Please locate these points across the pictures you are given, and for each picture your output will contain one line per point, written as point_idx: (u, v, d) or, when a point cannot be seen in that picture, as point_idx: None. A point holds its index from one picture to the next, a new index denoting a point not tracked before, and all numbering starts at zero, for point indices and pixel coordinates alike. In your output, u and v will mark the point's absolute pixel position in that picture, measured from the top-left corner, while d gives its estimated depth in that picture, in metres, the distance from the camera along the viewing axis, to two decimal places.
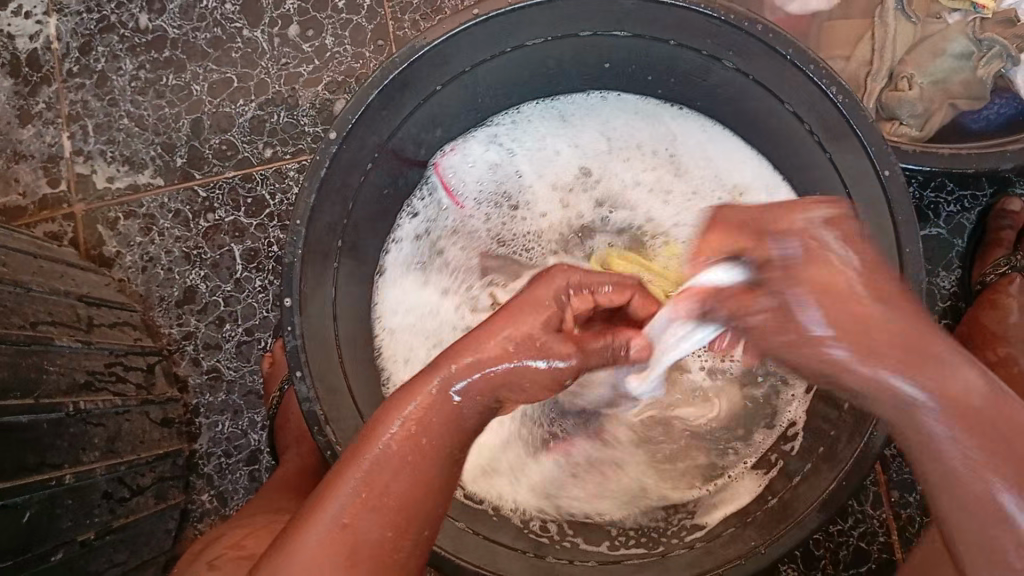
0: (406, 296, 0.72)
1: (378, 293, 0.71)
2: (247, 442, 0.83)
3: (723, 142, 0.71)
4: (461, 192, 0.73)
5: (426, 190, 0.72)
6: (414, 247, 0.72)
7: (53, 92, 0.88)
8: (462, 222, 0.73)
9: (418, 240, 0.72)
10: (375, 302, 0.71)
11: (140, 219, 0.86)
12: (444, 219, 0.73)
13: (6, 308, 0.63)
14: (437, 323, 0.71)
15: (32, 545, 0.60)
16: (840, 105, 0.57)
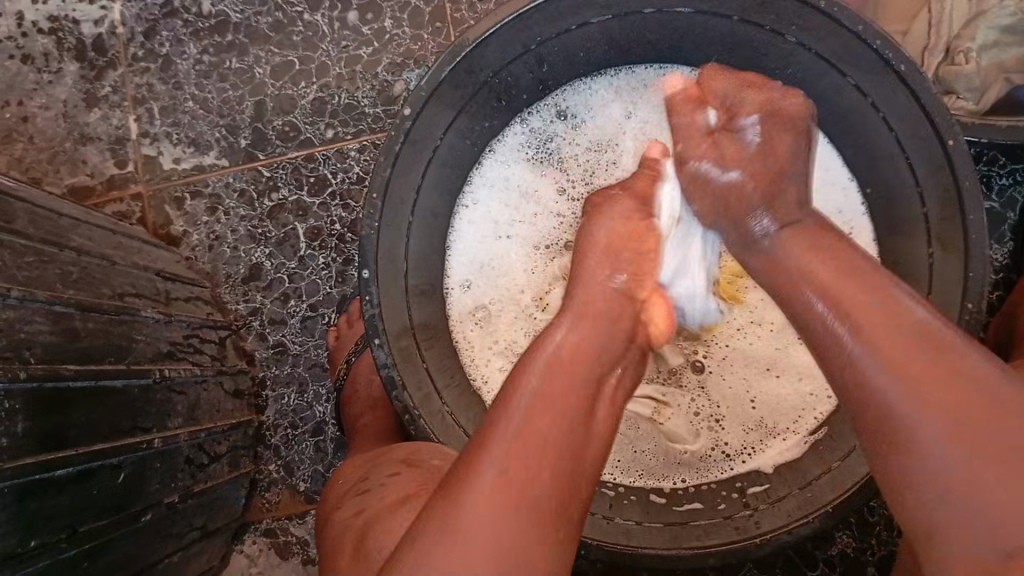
0: (488, 214, 0.76)
1: (466, 195, 0.75)
2: (312, 414, 0.86)
3: (818, 155, 0.71)
4: (580, 126, 0.76)
5: (548, 115, 0.75)
6: (512, 165, 0.76)
7: (119, 76, 0.91)
8: (562, 168, 0.76)
9: (521, 164, 0.76)
10: (459, 206, 0.75)
11: (206, 199, 0.89)
12: (550, 158, 0.76)
13: (97, 280, 0.66)
14: (498, 262, 0.75)
15: (126, 506, 0.62)
16: (902, 74, 0.57)
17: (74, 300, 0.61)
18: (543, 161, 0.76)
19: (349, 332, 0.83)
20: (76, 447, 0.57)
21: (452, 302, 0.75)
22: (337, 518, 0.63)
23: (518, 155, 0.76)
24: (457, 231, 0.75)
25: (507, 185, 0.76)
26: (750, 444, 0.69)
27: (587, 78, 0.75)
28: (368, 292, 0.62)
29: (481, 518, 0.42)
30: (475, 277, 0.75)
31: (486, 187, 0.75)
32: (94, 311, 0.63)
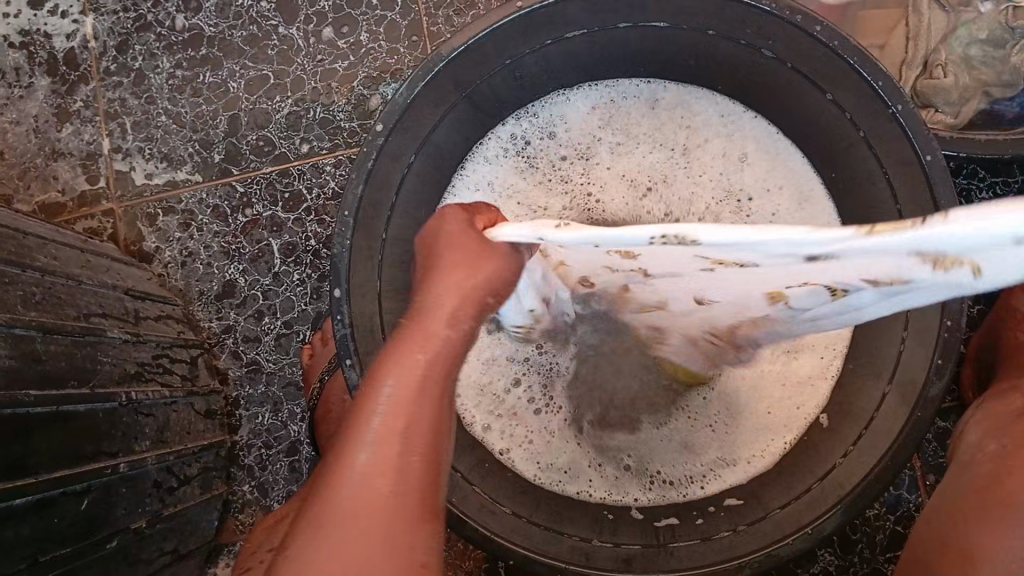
0: None
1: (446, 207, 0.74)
2: (287, 433, 0.84)
3: (791, 177, 0.72)
4: (560, 137, 0.75)
5: (530, 125, 0.74)
6: (490, 177, 0.74)
7: (91, 91, 0.90)
8: (542, 171, 0.74)
9: (502, 175, 0.75)
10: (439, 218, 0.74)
11: (179, 214, 0.88)
12: (530, 165, 0.74)
13: (61, 301, 0.64)
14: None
15: (91, 532, 0.61)
16: (878, 87, 0.56)
17: (36, 321, 0.59)
18: (523, 164, 0.75)
19: (323, 350, 0.81)
20: (37, 474, 0.55)
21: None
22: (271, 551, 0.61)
23: (495, 159, 0.75)
24: None
25: (484, 186, 0.74)
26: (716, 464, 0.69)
27: (565, 90, 0.74)
28: (339, 311, 0.61)
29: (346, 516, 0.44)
30: None
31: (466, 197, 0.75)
32: (57, 333, 0.61)
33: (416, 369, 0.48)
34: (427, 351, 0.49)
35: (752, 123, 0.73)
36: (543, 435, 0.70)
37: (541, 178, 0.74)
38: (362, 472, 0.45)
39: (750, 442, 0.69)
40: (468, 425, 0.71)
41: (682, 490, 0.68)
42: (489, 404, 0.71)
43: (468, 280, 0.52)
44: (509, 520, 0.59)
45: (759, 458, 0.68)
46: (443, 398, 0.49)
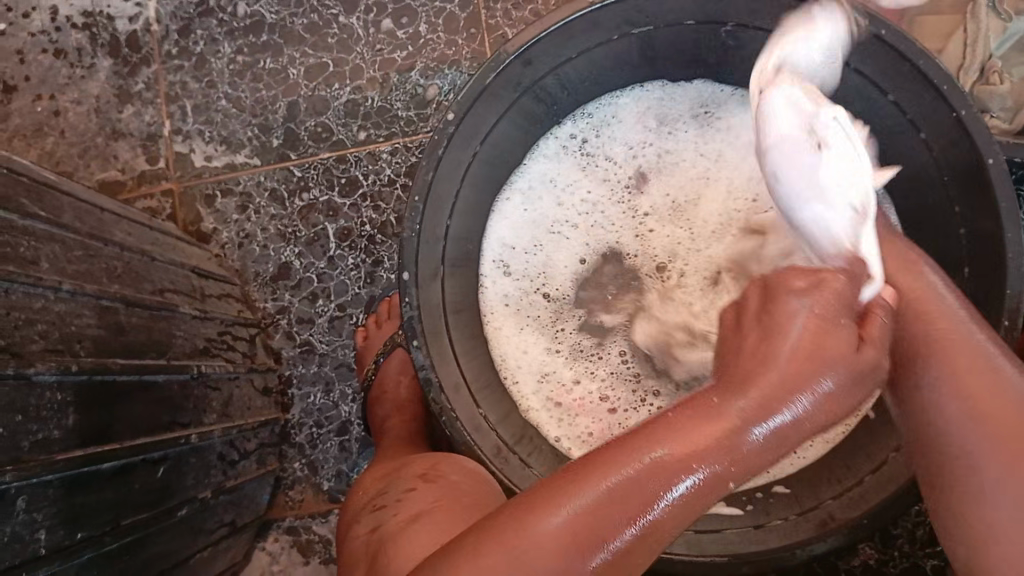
0: (521, 218, 0.76)
1: (500, 203, 0.75)
2: (338, 413, 0.86)
3: None
4: (613, 139, 0.76)
5: (586, 125, 0.76)
6: (545, 174, 0.76)
7: (152, 73, 0.92)
8: (597, 170, 0.76)
9: (558, 173, 0.76)
10: (494, 213, 0.75)
11: (237, 197, 0.90)
12: (586, 164, 0.76)
13: (139, 275, 0.66)
14: (531, 261, 0.76)
15: (163, 500, 0.62)
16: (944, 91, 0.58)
17: (120, 294, 0.61)
18: (583, 162, 0.76)
19: (378, 333, 0.83)
20: (120, 441, 0.57)
21: (483, 299, 0.75)
22: (355, 536, 0.61)
23: (551, 158, 0.76)
24: (490, 232, 0.75)
25: (541, 185, 0.76)
26: None
27: (620, 89, 0.75)
28: (407, 294, 0.63)
29: (533, 550, 0.41)
30: (512, 276, 0.75)
31: (521, 195, 0.76)
32: (138, 306, 0.63)
33: (636, 464, 0.42)
34: (703, 427, 0.43)
35: None
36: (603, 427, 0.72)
37: (597, 179, 0.76)
38: (556, 506, 0.42)
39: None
40: (524, 410, 0.72)
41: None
42: (547, 394, 0.73)
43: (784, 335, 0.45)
44: None
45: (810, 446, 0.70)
46: (683, 501, 0.42)
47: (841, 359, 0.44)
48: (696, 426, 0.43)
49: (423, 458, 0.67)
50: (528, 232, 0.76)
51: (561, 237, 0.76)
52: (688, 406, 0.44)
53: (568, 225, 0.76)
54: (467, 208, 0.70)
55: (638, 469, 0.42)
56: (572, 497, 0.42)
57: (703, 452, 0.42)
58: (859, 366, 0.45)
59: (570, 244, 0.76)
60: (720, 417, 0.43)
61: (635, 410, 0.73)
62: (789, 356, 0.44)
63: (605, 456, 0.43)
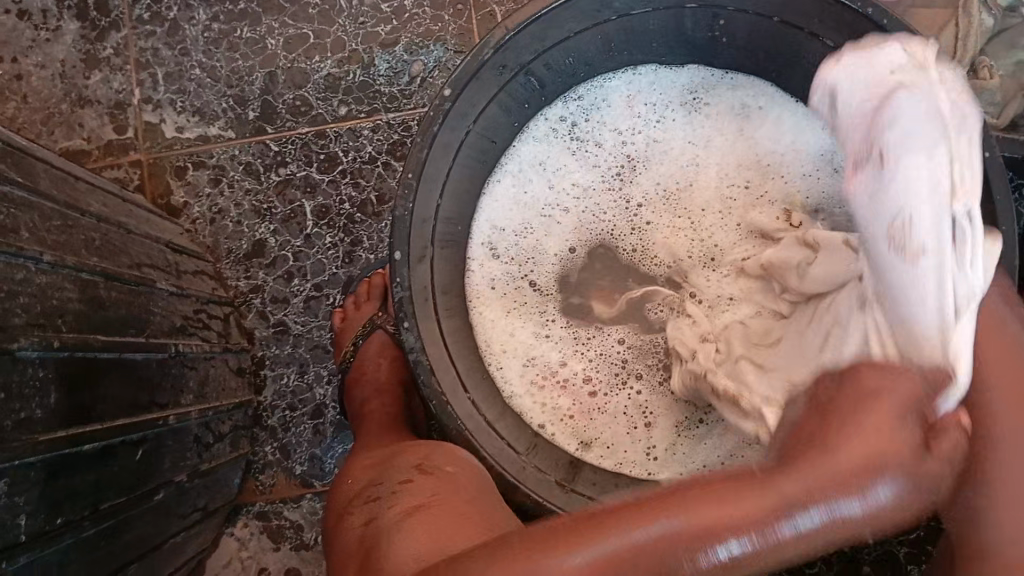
0: (510, 202, 0.74)
1: (488, 186, 0.74)
2: (312, 396, 0.84)
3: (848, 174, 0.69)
4: (602, 123, 0.74)
5: (576, 109, 0.74)
6: (535, 158, 0.74)
7: (122, 38, 0.88)
8: (587, 155, 0.74)
9: (547, 157, 0.74)
10: (483, 196, 0.74)
11: (209, 170, 0.86)
12: (576, 149, 0.74)
13: (116, 249, 0.63)
14: (519, 246, 0.74)
15: (140, 484, 0.60)
16: None
17: (100, 267, 0.58)
18: (573, 148, 0.74)
19: (358, 315, 0.81)
20: (101, 421, 0.54)
21: (470, 284, 0.73)
22: (348, 529, 0.60)
23: (539, 141, 0.75)
24: (479, 217, 0.74)
25: (530, 170, 0.74)
26: None
27: (610, 73, 0.74)
28: (399, 274, 0.61)
29: None
30: (499, 261, 0.74)
31: (511, 177, 0.74)
32: (117, 280, 0.60)
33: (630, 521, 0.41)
34: (740, 506, 0.37)
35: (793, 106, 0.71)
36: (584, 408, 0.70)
37: (586, 164, 0.74)
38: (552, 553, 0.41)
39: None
40: (510, 396, 0.71)
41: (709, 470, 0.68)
42: (531, 374, 0.72)
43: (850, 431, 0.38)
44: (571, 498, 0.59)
45: None
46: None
47: (875, 445, 0.40)
48: (729, 503, 0.38)
49: (415, 447, 0.66)
50: (516, 216, 0.74)
51: (546, 225, 0.74)
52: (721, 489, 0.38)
53: (556, 212, 0.74)
54: (458, 188, 0.68)
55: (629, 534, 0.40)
56: (564, 546, 0.41)
57: (725, 529, 0.37)
58: (920, 476, 0.37)
59: (556, 232, 0.74)
60: (768, 503, 0.37)
61: (616, 394, 0.71)
62: (837, 451, 0.38)
63: (604, 515, 0.42)
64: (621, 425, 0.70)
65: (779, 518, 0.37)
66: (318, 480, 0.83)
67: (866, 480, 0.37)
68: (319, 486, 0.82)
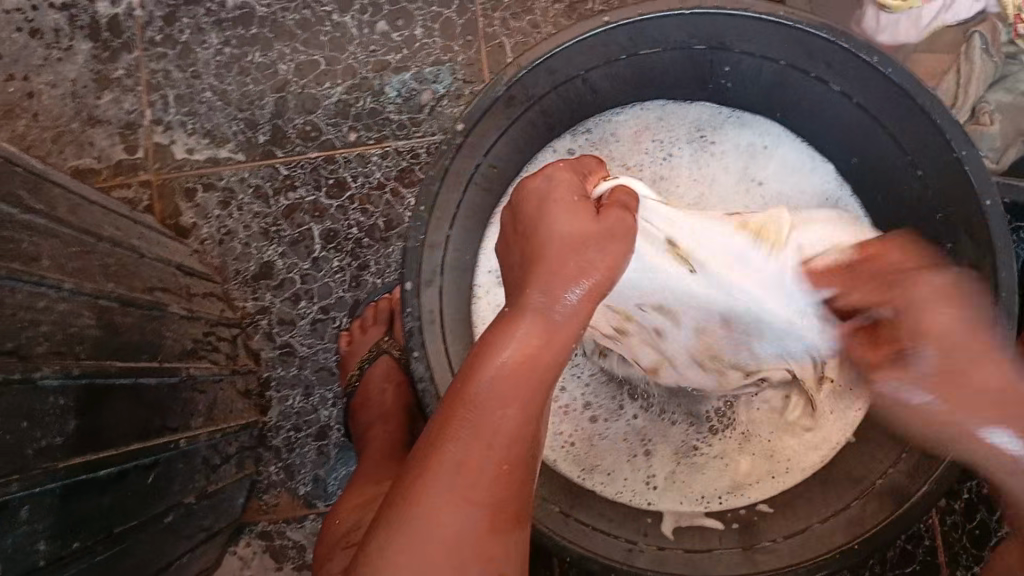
0: None
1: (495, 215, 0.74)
2: (317, 418, 0.85)
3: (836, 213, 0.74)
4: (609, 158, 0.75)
5: (585, 142, 0.75)
6: None
7: (133, 60, 0.89)
8: None
9: None
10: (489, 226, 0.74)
11: (219, 192, 0.87)
12: None
13: (131, 274, 0.64)
14: None
15: (152, 506, 0.61)
16: (941, 125, 0.57)
17: (117, 295, 0.59)
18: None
19: (363, 339, 0.82)
20: (117, 446, 0.55)
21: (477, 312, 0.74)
22: (331, 568, 0.61)
23: None
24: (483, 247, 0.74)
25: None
26: (756, 468, 0.70)
27: (619, 108, 0.75)
28: (409, 304, 0.62)
29: (432, 514, 0.41)
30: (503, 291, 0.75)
31: None
32: (132, 306, 0.61)
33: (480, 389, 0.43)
34: (512, 344, 0.43)
35: (793, 143, 0.74)
36: (583, 437, 0.71)
37: None
38: (437, 466, 0.42)
39: (790, 451, 0.69)
40: None
41: (707, 500, 0.69)
42: None
43: (582, 249, 0.46)
44: (577, 527, 0.60)
45: (800, 462, 0.69)
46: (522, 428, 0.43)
47: (596, 235, 0.47)
48: (511, 346, 0.43)
49: None
50: None
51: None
52: (484, 354, 0.44)
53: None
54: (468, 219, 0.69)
55: (477, 406, 0.43)
56: (443, 435, 0.43)
57: (513, 386, 0.43)
58: (612, 229, 0.48)
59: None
60: (539, 301, 0.44)
61: (614, 420, 0.72)
62: (553, 242, 0.46)
63: (444, 407, 0.44)
64: (620, 451, 0.71)
65: (562, 295, 0.44)
66: (322, 501, 0.83)
67: (587, 249, 0.46)
68: (322, 506, 0.83)
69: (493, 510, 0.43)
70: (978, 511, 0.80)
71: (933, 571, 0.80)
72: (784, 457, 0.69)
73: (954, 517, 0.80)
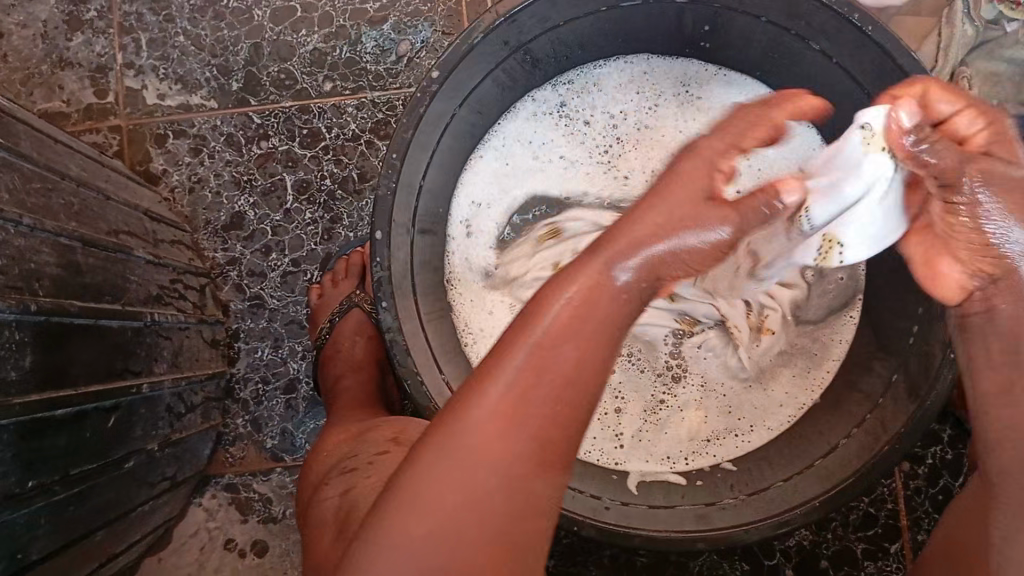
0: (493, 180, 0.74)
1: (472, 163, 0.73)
2: (285, 370, 0.84)
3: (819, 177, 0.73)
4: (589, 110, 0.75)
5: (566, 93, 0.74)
6: (521, 140, 0.74)
7: (106, 1, 0.87)
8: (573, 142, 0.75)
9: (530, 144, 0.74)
10: (465, 173, 0.73)
11: (190, 139, 0.86)
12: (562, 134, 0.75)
13: (95, 215, 0.62)
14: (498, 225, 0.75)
15: (112, 450, 0.60)
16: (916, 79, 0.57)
17: (79, 234, 0.58)
18: (562, 130, 0.75)
19: (334, 291, 0.81)
20: (76, 387, 0.54)
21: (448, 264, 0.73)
22: (325, 498, 0.59)
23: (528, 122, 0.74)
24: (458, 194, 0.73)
25: (517, 148, 0.74)
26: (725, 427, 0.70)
27: (603, 60, 0.74)
28: (378, 253, 0.60)
29: (475, 443, 0.38)
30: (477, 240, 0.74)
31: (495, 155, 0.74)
32: (94, 247, 0.59)
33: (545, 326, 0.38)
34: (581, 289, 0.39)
35: None
36: None
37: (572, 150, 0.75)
38: (483, 391, 0.38)
39: (752, 417, 0.70)
40: None
41: (673, 460, 0.69)
42: None
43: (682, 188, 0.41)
44: None
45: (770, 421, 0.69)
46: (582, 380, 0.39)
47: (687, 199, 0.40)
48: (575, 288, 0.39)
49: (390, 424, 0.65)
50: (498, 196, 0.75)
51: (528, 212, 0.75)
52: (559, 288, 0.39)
53: (540, 200, 0.75)
54: (441, 171, 0.67)
55: (545, 342, 0.38)
56: (498, 364, 0.39)
57: (584, 326, 0.38)
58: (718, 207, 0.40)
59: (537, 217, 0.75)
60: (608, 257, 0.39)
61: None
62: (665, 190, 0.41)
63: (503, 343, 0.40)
64: None
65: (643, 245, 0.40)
66: (289, 455, 0.83)
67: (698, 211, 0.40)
68: (289, 460, 0.83)
69: (545, 449, 0.38)
70: (939, 477, 0.80)
71: (895, 535, 0.81)
72: (746, 421, 0.70)
73: (917, 481, 0.81)
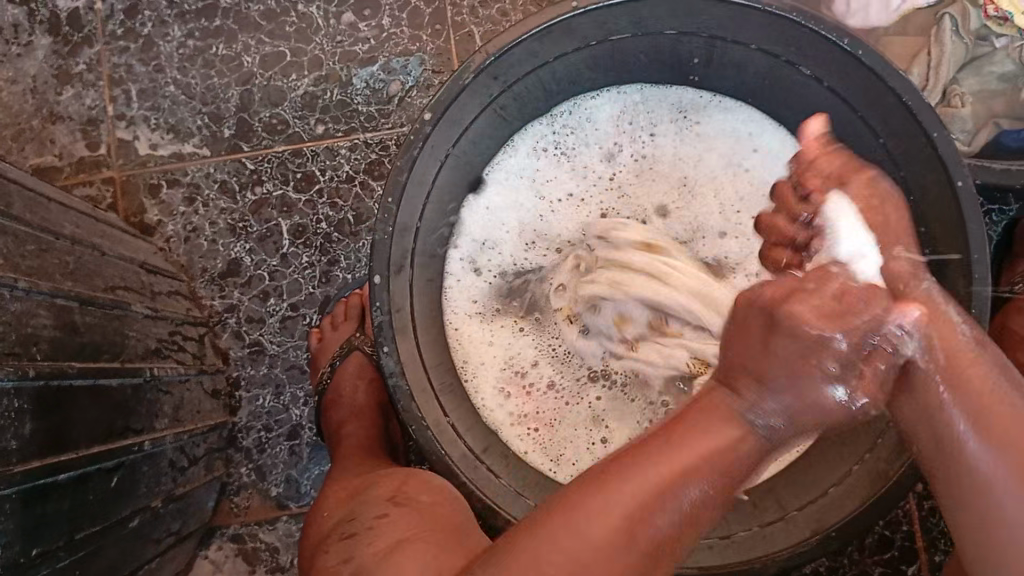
0: (492, 217, 0.74)
1: (470, 201, 0.73)
2: (288, 417, 0.83)
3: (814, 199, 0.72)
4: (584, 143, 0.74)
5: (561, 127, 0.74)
6: (517, 176, 0.74)
7: (95, 54, 0.87)
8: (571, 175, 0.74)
9: (527, 178, 0.74)
10: (463, 212, 0.73)
11: (184, 188, 0.86)
12: (558, 168, 0.74)
13: (91, 272, 0.62)
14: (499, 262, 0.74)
15: (116, 510, 0.59)
16: (909, 102, 0.57)
17: (75, 293, 0.57)
18: (558, 165, 0.74)
19: (336, 334, 0.80)
20: (76, 450, 0.54)
21: (450, 299, 0.73)
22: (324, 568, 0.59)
23: (524, 158, 0.74)
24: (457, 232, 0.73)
25: (513, 185, 0.74)
26: None
27: (596, 92, 0.73)
28: (377, 298, 0.60)
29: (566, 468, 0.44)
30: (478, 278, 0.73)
31: (493, 192, 0.74)
32: (92, 305, 0.59)
33: None
34: None
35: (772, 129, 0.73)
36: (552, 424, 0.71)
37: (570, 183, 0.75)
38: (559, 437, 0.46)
39: None
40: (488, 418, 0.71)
41: None
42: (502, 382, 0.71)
43: None
44: None
45: None
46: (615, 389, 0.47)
47: None
48: None
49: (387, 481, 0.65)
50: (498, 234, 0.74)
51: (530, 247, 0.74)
52: None
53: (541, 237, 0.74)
54: (437, 211, 0.67)
55: None
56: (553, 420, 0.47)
57: None
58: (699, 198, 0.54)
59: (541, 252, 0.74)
60: None
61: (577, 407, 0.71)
62: None
63: None
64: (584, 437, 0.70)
65: None
66: (294, 502, 0.82)
67: None
68: (294, 507, 0.82)
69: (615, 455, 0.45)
70: None
71: (912, 557, 0.80)
72: None
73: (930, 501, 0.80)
